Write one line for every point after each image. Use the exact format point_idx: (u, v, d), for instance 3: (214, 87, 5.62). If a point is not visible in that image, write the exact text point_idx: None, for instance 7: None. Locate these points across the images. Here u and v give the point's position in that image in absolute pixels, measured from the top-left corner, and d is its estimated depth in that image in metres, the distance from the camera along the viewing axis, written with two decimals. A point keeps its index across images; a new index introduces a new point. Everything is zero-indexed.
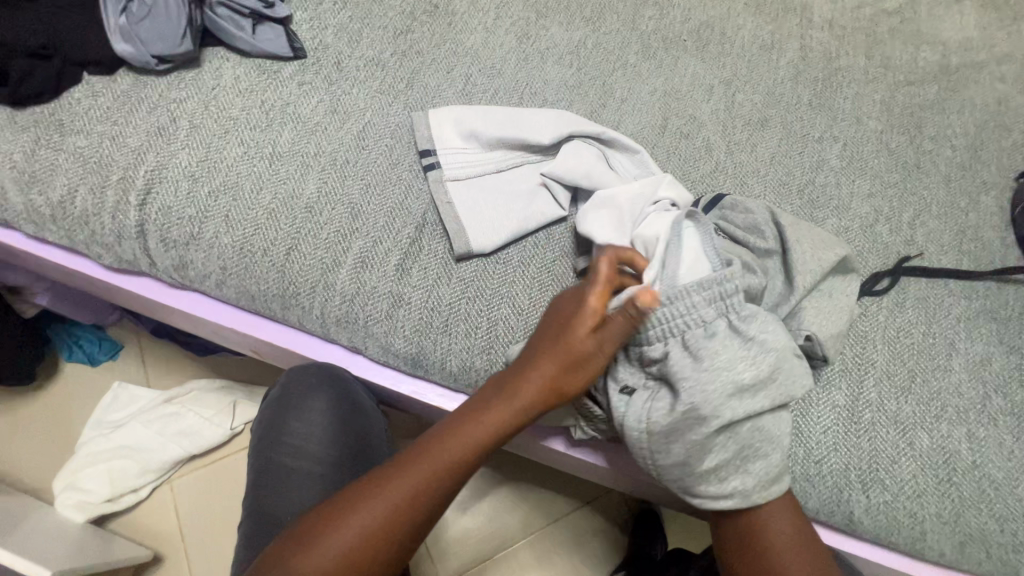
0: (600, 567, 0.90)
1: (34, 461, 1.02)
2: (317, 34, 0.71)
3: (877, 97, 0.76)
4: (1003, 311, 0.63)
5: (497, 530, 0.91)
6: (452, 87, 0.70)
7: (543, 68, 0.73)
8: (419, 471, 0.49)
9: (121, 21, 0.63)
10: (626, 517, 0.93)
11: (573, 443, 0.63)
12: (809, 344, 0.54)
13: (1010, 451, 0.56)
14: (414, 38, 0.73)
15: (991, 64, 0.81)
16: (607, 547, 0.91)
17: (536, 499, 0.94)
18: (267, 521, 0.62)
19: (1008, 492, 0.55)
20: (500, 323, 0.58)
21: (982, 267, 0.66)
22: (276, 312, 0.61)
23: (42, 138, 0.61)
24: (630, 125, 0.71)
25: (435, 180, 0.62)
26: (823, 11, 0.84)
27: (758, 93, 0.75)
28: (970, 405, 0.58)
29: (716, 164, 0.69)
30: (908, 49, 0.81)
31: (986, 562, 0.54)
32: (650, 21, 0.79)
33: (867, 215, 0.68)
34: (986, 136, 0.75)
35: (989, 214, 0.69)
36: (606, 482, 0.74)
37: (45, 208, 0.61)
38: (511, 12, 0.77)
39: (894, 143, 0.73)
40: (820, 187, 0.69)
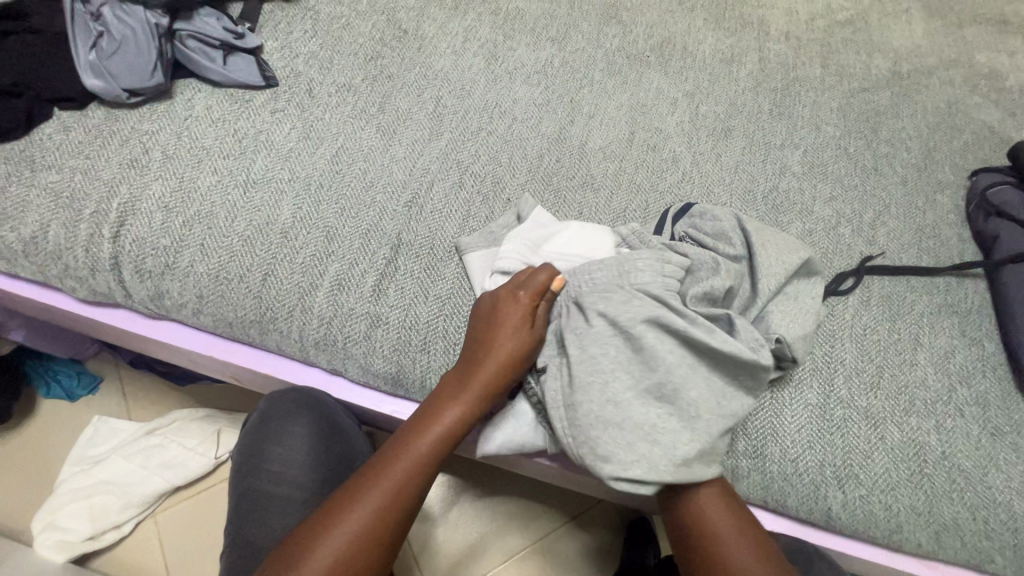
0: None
1: (11, 504, 0.99)
2: (288, 63, 0.73)
3: (834, 104, 0.80)
4: (963, 305, 0.66)
5: (482, 545, 0.91)
6: (423, 109, 0.72)
7: (511, 88, 0.75)
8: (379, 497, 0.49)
9: (91, 57, 0.64)
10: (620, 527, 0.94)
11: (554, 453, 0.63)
12: (779, 347, 0.55)
13: (977, 441, 0.58)
14: (385, 63, 0.75)
15: (939, 69, 0.85)
16: (602, 558, 0.91)
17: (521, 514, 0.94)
18: (247, 549, 0.61)
19: (977, 480, 0.57)
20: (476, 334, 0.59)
21: (942, 264, 0.68)
22: (254, 338, 0.61)
23: (13, 174, 0.61)
24: (598, 139, 0.73)
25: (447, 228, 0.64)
26: (779, 24, 0.88)
27: (720, 104, 0.78)
28: (936, 397, 0.60)
29: (683, 174, 0.71)
30: (861, 58, 0.85)
31: (960, 550, 0.56)
32: (614, 39, 0.82)
33: (830, 218, 0.70)
34: (939, 138, 0.78)
35: (946, 212, 0.72)
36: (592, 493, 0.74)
37: (16, 244, 0.60)
38: (478, 35, 0.79)
39: (852, 148, 0.76)
40: (784, 193, 0.71)
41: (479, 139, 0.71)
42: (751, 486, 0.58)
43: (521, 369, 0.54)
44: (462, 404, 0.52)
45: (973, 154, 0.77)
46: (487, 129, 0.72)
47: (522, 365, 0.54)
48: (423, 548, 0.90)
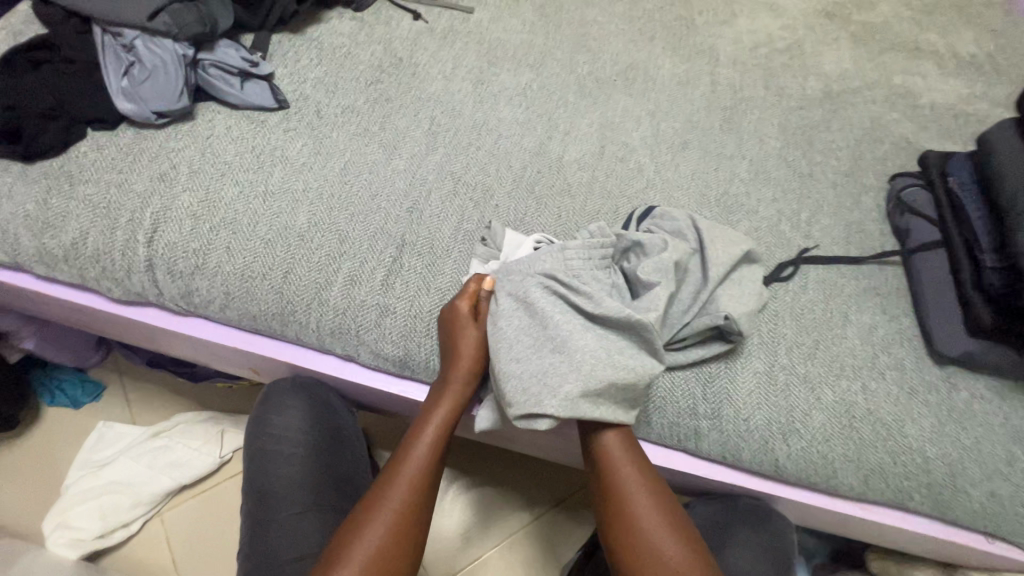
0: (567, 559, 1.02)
1: (20, 507, 1.02)
2: (297, 87, 0.82)
3: (775, 120, 0.92)
4: (884, 287, 0.78)
5: (473, 533, 1.03)
6: (420, 127, 0.81)
7: (496, 108, 0.85)
8: (394, 510, 0.60)
9: (123, 83, 0.72)
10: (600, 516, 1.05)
11: None
12: (728, 323, 0.65)
13: (896, 398, 0.70)
14: (384, 87, 0.84)
15: (864, 90, 0.99)
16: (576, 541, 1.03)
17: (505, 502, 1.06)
18: (260, 491, 0.74)
19: (897, 430, 0.68)
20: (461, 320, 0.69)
21: (866, 253, 0.81)
22: (275, 330, 0.69)
23: (53, 188, 0.68)
24: (574, 152, 0.83)
25: (446, 231, 0.73)
26: (727, 51, 1.01)
27: (678, 121, 0.89)
28: (862, 363, 0.71)
29: (647, 181, 0.82)
30: (798, 80, 0.98)
31: (885, 490, 0.67)
32: (584, 65, 0.93)
33: (772, 217, 0.82)
34: (863, 148, 0.91)
35: (870, 211, 0.85)
36: (560, 457, 0.85)
37: (57, 250, 0.67)
38: (466, 62, 0.89)
39: (790, 157, 0.88)
40: (733, 196, 0.83)
41: (470, 154, 0.80)
42: (711, 442, 0.68)
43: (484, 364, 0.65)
44: (446, 406, 0.64)
45: (892, 162, 0.91)
46: (476, 144, 0.81)
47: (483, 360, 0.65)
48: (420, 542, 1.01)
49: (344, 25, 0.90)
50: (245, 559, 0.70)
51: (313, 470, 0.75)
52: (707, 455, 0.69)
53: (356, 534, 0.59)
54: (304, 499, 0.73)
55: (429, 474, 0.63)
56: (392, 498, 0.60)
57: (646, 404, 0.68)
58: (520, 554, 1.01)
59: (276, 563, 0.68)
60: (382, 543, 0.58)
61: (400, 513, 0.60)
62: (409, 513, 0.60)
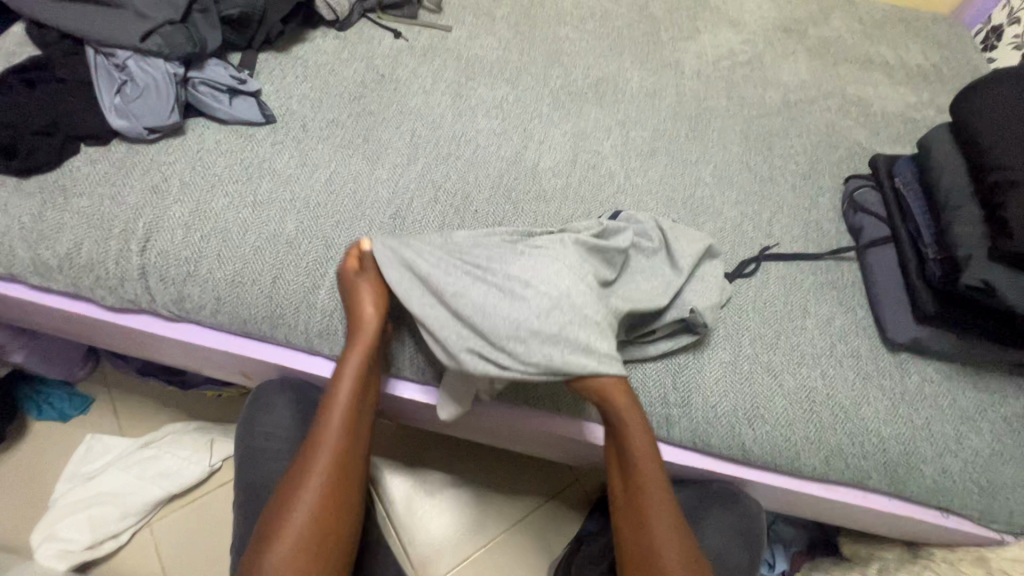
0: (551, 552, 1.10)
1: (6, 521, 1.03)
2: (283, 103, 0.86)
3: (737, 128, 0.98)
4: (840, 281, 0.83)
5: (461, 537, 1.10)
6: (402, 139, 0.86)
7: (475, 121, 0.90)
8: (321, 480, 0.62)
9: (116, 101, 0.75)
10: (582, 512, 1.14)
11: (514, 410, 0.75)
12: (693, 316, 0.70)
13: (852, 383, 0.74)
14: (367, 102, 0.89)
15: (819, 99, 1.06)
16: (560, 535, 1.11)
17: (491, 507, 1.13)
18: (253, 485, 0.75)
19: (854, 413, 0.73)
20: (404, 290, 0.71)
21: (823, 250, 0.86)
22: (265, 332, 0.72)
23: (48, 201, 0.71)
24: (548, 161, 0.88)
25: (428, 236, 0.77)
26: (692, 65, 1.07)
27: (647, 130, 0.95)
28: (821, 352, 0.76)
29: (618, 186, 0.87)
30: (758, 91, 1.05)
31: (844, 470, 0.72)
32: (558, 79, 0.99)
33: (736, 218, 0.87)
34: (820, 153, 0.98)
35: (826, 211, 0.91)
36: (543, 450, 0.89)
37: (51, 260, 0.69)
38: (445, 77, 0.94)
39: (752, 162, 0.94)
40: (699, 199, 0.88)
41: (450, 163, 0.85)
42: (682, 429, 0.72)
43: (379, 309, 0.66)
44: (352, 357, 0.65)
45: (846, 165, 0.97)
46: (456, 154, 0.86)
47: (378, 306, 0.66)
48: (413, 550, 1.07)
49: (328, 44, 0.94)
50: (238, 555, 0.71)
51: None
52: (679, 441, 0.73)
53: (287, 510, 0.60)
54: None
55: (348, 440, 0.64)
56: (316, 470, 0.62)
57: None
58: (506, 557, 1.09)
59: None
60: (311, 513, 0.61)
61: (326, 482, 0.62)
62: (335, 481, 0.63)
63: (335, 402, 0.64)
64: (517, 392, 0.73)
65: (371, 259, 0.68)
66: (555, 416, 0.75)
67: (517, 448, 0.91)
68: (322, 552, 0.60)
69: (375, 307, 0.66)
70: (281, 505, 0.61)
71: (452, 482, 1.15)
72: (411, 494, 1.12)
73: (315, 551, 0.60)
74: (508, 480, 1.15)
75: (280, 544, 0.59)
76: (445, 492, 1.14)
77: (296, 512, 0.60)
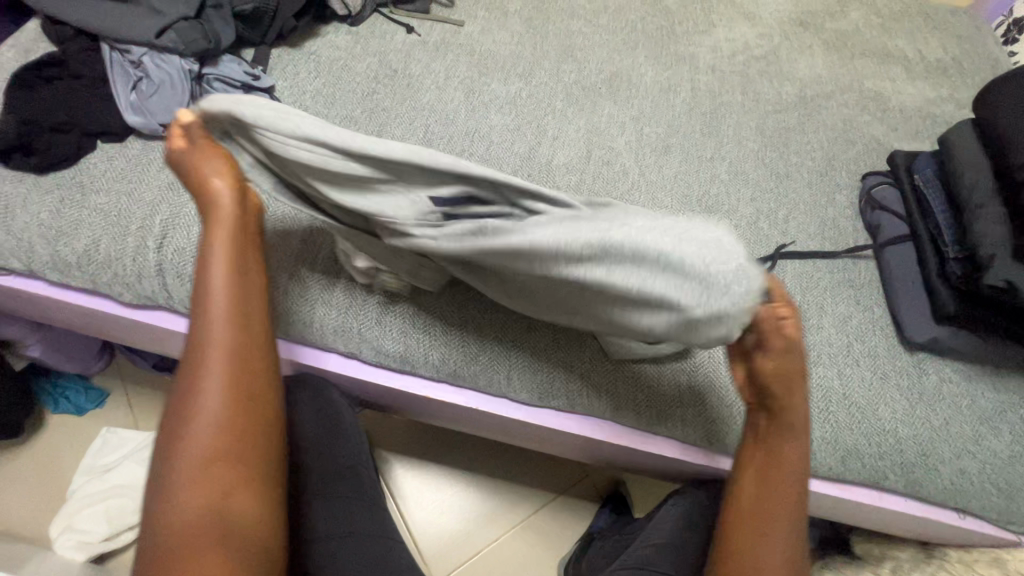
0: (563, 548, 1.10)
1: (26, 512, 1.04)
2: (297, 99, 0.86)
3: (753, 124, 0.97)
4: (857, 280, 0.82)
5: (472, 534, 1.10)
6: (415, 135, 0.85)
7: (488, 117, 0.90)
8: (217, 384, 0.57)
9: (132, 98, 0.75)
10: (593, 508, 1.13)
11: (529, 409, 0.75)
12: None
13: (869, 383, 0.74)
14: (380, 97, 0.88)
15: (836, 94, 1.04)
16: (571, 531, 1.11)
17: (501, 503, 1.13)
18: None
19: (870, 413, 0.72)
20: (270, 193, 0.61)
21: (840, 248, 0.85)
22: (280, 330, 0.72)
23: (66, 198, 0.71)
24: (562, 157, 0.87)
25: None
26: (706, 59, 1.06)
27: (661, 125, 0.94)
28: (838, 352, 0.76)
29: (632, 183, 0.86)
30: (774, 86, 1.03)
31: (861, 470, 0.71)
32: (571, 74, 0.98)
33: (751, 215, 0.86)
34: (836, 149, 0.96)
35: (843, 208, 0.90)
36: (557, 448, 0.89)
37: (70, 257, 0.70)
38: (457, 72, 0.94)
39: (768, 159, 0.93)
40: (713, 196, 0.87)
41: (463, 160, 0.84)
42: (697, 428, 0.71)
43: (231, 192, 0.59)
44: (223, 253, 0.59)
45: (864, 161, 0.95)
46: (469, 151, 0.85)
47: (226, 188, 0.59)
48: (425, 545, 1.08)
49: (341, 39, 0.94)
50: None
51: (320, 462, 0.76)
52: (694, 441, 0.72)
53: (187, 424, 0.56)
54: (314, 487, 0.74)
55: (239, 336, 0.59)
56: (208, 375, 0.57)
57: (637, 394, 0.72)
58: (516, 553, 1.09)
59: None
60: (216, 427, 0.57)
61: (225, 384, 0.58)
62: (234, 381, 0.58)
63: (210, 301, 0.59)
64: (534, 392, 0.72)
65: (197, 130, 0.59)
66: (571, 416, 0.74)
67: (529, 446, 0.91)
68: (244, 458, 0.57)
69: (224, 183, 0.59)
70: (180, 421, 0.57)
71: (462, 477, 1.15)
72: (422, 489, 1.14)
73: (234, 458, 0.57)
74: (518, 476, 1.15)
75: (189, 454, 0.56)
76: (456, 487, 1.14)
77: (198, 420, 0.57)
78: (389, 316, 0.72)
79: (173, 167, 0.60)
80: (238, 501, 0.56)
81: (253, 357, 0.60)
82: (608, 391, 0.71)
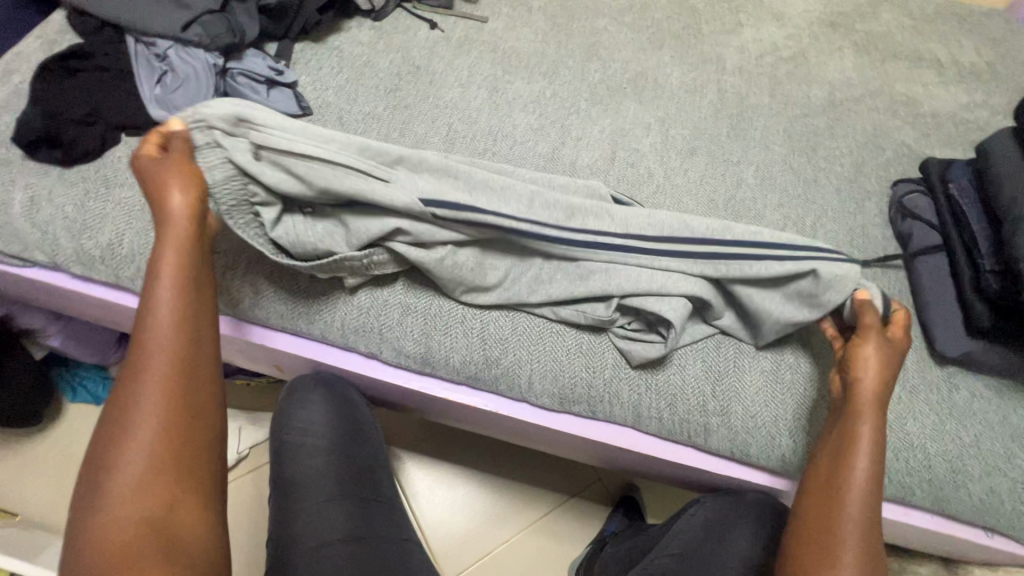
0: (574, 550, 1.09)
1: (44, 500, 1.05)
2: (319, 95, 0.85)
3: (781, 127, 0.95)
4: (886, 290, 0.81)
5: (483, 534, 1.10)
6: (438, 133, 0.84)
7: (511, 116, 0.88)
8: (150, 406, 0.52)
9: (157, 91, 0.75)
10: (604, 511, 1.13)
11: (551, 412, 0.74)
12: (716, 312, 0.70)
13: (898, 396, 0.72)
14: (402, 94, 0.87)
15: (867, 98, 1.02)
16: (583, 534, 1.11)
17: (513, 503, 1.13)
18: (287, 484, 0.72)
19: (898, 428, 0.71)
20: (230, 206, 0.62)
21: (870, 257, 0.83)
22: (301, 327, 0.72)
23: (91, 191, 0.71)
24: (586, 158, 0.86)
25: None
26: (734, 60, 1.03)
27: (687, 127, 0.92)
28: None
29: (657, 186, 0.85)
30: (803, 88, 1.01)
31: (888, 485, 0.70)
32: (596, 74, 0.96)
33: (779, 222, 0.85)
34: (866, 155, 0.94)
35: (873, 215, 0.88)
36: (574, 454, 0.88)
37: (94, 251, 0.70)
38: (481, 70, 0.93)
39: (796, 163, 0.91)
40: (740, 201, 0.86)
41: (486, 159, 0.83)
42: (720, 437, 0.70)
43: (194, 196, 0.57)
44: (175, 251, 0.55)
45: (894, 168, 0.93)
46: (492, 150, 0.84)
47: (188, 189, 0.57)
48: (436, 544, 1.08)
49: (364, 35, 0.93)
50: (274, 548, 0.66)
51: (338, 462, 0.75)
52: (716, 450, 0.71)
53: (117, 450, 0.51)
54: (332, 488, 0.71)
55: (177, 353, 0.54)
56: (142, 397, 0.52)
57: (660, 402, 0.70)
58: (527, 553, 1.09)
59: (302, 547, 0.65)
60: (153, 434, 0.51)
61: (160, 406, 0.52)
62: (171, 404, 0.52)
63: (152, 316, 0.54)
64: (559, 397, 0.71)
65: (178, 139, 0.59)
66: (591, 422, 0.74)
67: (544, 449, 0.90)
68: (181, 487, 0.51)
69: (184, 201, 0.56)
70: (110, 445, 0.51)
71: (475, 476, 1.15)
72: (433, 487, 1.14)
73: (169, 484, 0.51)
74: (530, 477, 1.15)
75: (119, 474, 0.50)
76: (467, 487, 1.14)
77: (134, 428, 0.51)
78: (412, 316, 0.71)
79: (138, 179, 0.58)
80: (182, 516, 0.51)
81: (195, 376, 0.55)
82: (630, 398, 0.70)
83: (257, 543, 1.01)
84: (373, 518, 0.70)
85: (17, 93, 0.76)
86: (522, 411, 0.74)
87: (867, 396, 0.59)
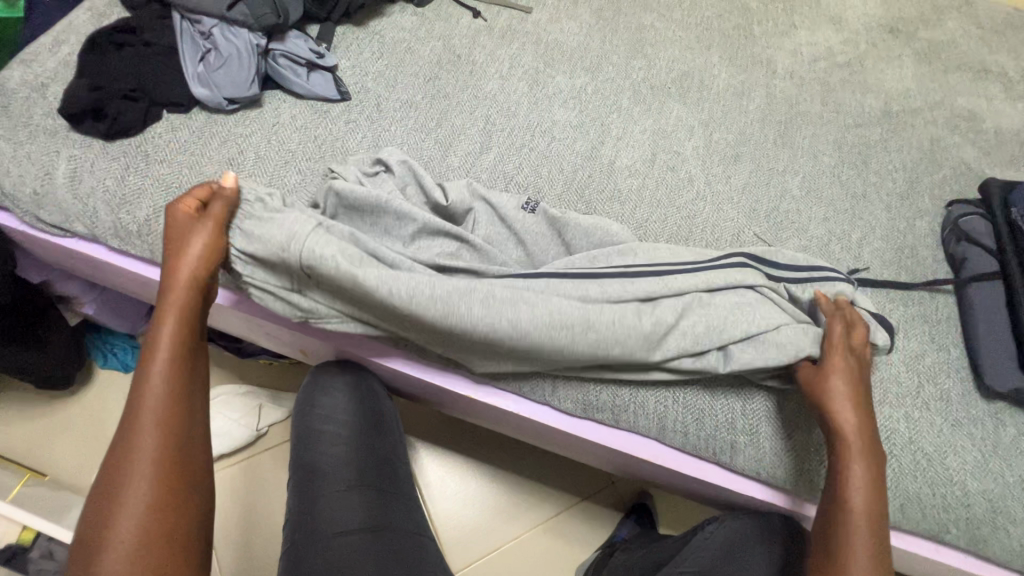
0: (583, 552, 1.08)
1: (70, 462, 1.08)
2: (358, 80, 0.84)
3: (831, 137, 0.91)
4: (933, 316, 0.76)
5: (493, 528, 1.10)
6: (475, 125, 0.83)
7: (550, 111, 0.86)
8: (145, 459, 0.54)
9: (199, 69, 0.75)
10: (617, 517, 1.11)
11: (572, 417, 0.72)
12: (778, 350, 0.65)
13: (939, 429, 0.69)
14: (442, 83, 0.86)
15: (926, 110, 0.96)
16: (593, 537, 1.10)
17: (524, 501, 1.12)
18: (307, 469, 0.73)
19: (938, 462, 0.67)
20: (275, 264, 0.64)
21: (918, 279, 0.79)
22: None
23: (130, 166, 0.72)
24: (625, 159, 0.84)
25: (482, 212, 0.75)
26: (785, 63, 0.99)
27: (732, 133, 0.89)
28: (907, 392, 0.71)
29: (697, 193, 0.82)
30: (857, 97, 0.97)
31: (922, 521, 0.66)
32: (640, 71, 0.93)
33: (823, 236, 0.81)
34: (921, 171, 0.89)
35: (924, 235, 0.83)
36: (590, 460, 0.87)
37: (131, 226, 0.70)
38: (522, 62, 0.90)
39: (845, 176, 0.87)
40: (784, 212, 0.82)
41: (523, 155, 0.82)
42: (747, 456, 0.68)
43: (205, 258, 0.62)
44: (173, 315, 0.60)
45: (950, 187, 0.88)
46: (529, 145, 0.82)
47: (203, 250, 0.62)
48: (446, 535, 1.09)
49: (406, 20, 0.92)
50: (290, 531, 0.67)
51: (357, 451, 0.75)
52: (740, 469, 0.69)
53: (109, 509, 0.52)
54: (350, 477, 0.71)
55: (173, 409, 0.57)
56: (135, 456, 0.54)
57: (686, 415, 0.68)
58: (536, 551, 1.08)
59: (320, 533, 0.65)
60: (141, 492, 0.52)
61: (153, 459, 0.54)
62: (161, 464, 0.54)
63: (154, 370, 0.57)
64: (584, 404, 0.70)
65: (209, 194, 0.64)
66: (614, 431, 0.72)
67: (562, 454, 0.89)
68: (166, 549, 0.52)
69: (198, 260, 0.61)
70: (102, 506, 0.52)
71: (488, 471, 1.14)
72: (445, 479, 1.13)
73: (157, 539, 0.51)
74: (543, 476, 1.14)
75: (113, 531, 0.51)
76: (480, 481, 1.14)
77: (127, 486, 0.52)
78: None
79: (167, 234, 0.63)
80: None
81: (192, 429, 0.58)
82: (656, 410, 0.69)
83: (273, 522, 1.02)
84: (389, 509, 0.70)
85: (64, 64, 0.77)
86: (542, 413, 0.73)
87: (845, 413, 0.60)
